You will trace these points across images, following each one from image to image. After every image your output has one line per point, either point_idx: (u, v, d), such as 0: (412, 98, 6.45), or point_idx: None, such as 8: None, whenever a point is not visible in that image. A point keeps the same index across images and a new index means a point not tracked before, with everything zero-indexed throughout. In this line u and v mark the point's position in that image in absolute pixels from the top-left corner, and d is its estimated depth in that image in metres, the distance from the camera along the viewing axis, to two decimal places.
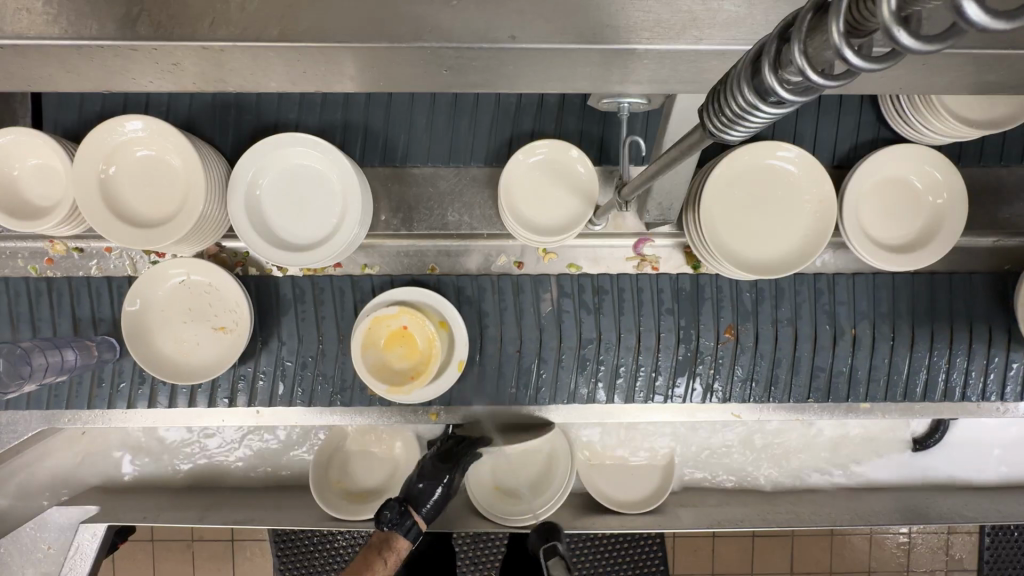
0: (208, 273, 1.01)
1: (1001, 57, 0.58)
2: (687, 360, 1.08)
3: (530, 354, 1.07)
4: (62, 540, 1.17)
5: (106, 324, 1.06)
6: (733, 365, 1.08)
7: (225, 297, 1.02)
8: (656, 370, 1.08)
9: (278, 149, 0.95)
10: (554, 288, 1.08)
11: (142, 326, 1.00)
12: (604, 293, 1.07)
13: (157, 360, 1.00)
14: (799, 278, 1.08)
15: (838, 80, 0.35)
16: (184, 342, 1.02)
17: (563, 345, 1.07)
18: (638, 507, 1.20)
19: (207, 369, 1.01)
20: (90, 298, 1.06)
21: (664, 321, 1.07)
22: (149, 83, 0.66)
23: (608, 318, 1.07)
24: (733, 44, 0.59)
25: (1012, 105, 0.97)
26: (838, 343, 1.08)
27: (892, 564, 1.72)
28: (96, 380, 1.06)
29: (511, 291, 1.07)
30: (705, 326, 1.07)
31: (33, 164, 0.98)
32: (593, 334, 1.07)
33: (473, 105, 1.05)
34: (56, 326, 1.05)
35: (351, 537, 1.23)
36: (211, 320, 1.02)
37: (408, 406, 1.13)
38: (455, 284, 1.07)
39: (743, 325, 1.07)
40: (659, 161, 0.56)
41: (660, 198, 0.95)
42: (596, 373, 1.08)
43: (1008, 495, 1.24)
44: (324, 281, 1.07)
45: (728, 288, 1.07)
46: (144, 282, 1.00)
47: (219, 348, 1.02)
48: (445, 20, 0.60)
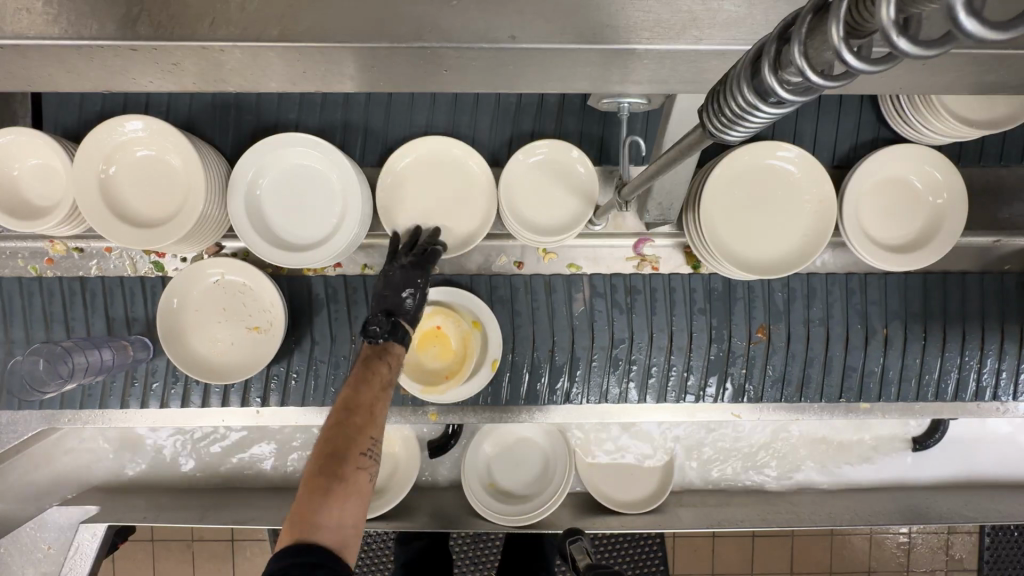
0: (244, 273, 1.02)
1: (1001, 57, 0.58)
2: (719, 359, 1.09)
3: (562, 354, 1.08)
4: (62, 540, 1.17)
5: (140, 324, 1.07)
6: (766, 367, 1.09)
7: (260, 298, 1.03)
8: (688, 369, 1.09)
9: (278, 149, 0.95)
10: (586, 288, 1.08)
11: (177, 326, 1.00)
12: (637, 292, 1.08)
13: (191, 360, 1.00)
14: (831, 278, 1.09)
15: (837, 80, 0.35)
16: (219, 342, 1.02)
17: (596, 345, 1.07)
18: (639, 507, 1.20)
19: (241, 369, 1.01)
20: (123, 299, 1.06)
21: (696, 321, 1.07)
22: (149, 83, 0.66)
23: (640, 318, 1.08)
24: (733, 44, 0.59)
25: (1012, 104, 0.97)
26: (870, 342, 1.08)
27: (892, 564, 1.72)
28: (130, 380, 1.07)
29: (543, 290, 1.08)
30: (738, 325, 1.08)
31: (33, 164, 0.98)
32: (625, 333, 1.07)
33: (473, 105, 1.05)
34: (91, 327, 1.06)
35: None
36: (245, 320, 1.02)
37: (407, 406, 1.12)
38: (487, 283, 1.07)
39: (775, 325, 1.08)
40: (659, 161, 0.57)
41: (660, 198, 0.95)
42: (628, 372, 1.08)
43: (1008, 494, 1.24)
44: (356, 281, 1.07)
45: (760, 286, 1.08)
46: (179, 282, 1.00)
47: (254, 348, 1.02)
48: (445, 20, 0.60)
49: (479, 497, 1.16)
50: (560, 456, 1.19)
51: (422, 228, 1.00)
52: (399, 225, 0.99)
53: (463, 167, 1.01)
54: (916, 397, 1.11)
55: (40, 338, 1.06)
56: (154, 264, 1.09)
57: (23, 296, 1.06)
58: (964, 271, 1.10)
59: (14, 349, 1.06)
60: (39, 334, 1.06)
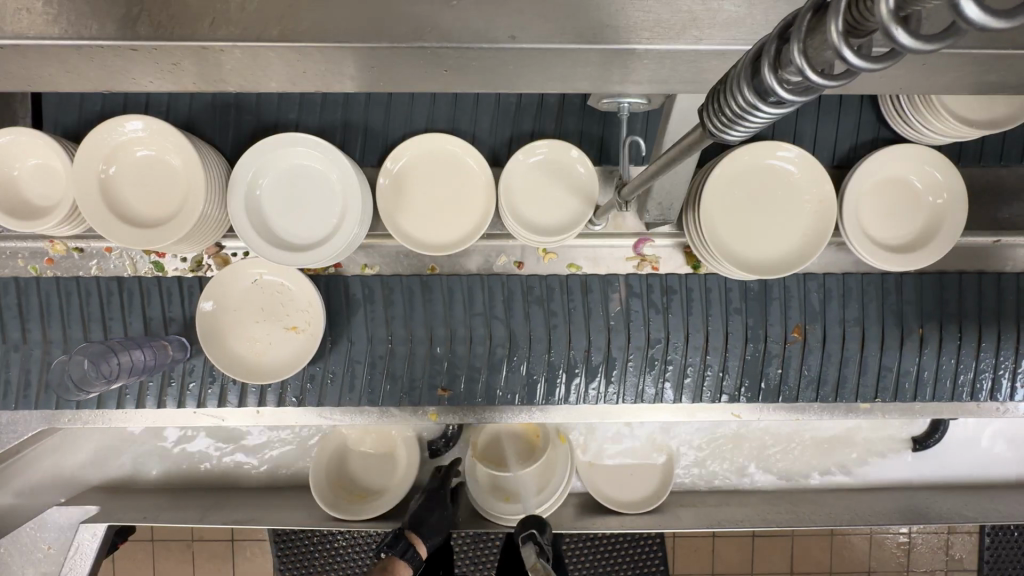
0: (282, 273, 1.03)
1: (1001, 57, 0.58)
2: (755, 359, 1.08)
3: (598, 354, 1.07)
4: (62, 540, 1.17)
5: (177, 324, 1.07)
6: (802, 373, 1.09)
7: (297, 297, 1.03)
8: (724, 369, 1.09)
9: (278, 150, 0.96)
10: (622, 288, 1.08)
11: (217, 327, 1.01)
12: (672, 292, 1.08)
13: (231, 360, 1.01)
14: (867, 279, 1.09)
15: (838, 80, 0.35)
16: (257, 342, 1.03)
17: (631, 346, 1.07)
18: (635, 508, 1.20)
19: (279, 369, 1.02)
20: (161, 299, 1.06)
21: (732, 320, 1.07)
22: (149, 83, 0.66)
23: (676, 318, 1.07)
24: (733, 44, 0.59)
25: (1012, 105, 0.97)
26: (905, 343, 1.08)
27: (892, 564, 1.72)
28: (167, 380, 1.07)
29: (579, 290, 1.08)
30: (774, 325, 1.08)
31: (33, 164, 0.98)
32: (661, 334, 1.07)
33: (473, 105, 1.05)
34: (128, 327, 1.06)
35: (350, 537, 1.23)
36: (283, 320, 1.03)
37: (407, 407, 1.11)
38: (524, 284, 1.08)
39: (811, 325, 1.08)
40: (659, 161, 0.56)
41: (660, 198, 0.95)
42: (664, 372, 1.08)
43: (1008, 494, 1.24)
44: (393, 281, 1.07)
45: (795, 285, 1.08)
46: (218, 284, 1.01)
47: (292, 348, 1.03)
48: (445, 20, 0.60)
49: (479, 497, 1.18)
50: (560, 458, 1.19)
51: (424, 229, 1.00)
52: (399, 224, 0.99)
53: (463, 166, 1.02)
54: (921, 398, 1.11)
55: (39, 339, 1.06)
56: (154, 264, 1.08)
57: (22, 295, 1.06)
58: (999, 272, 1.10)
59: (13, 349, 1.06)
60: (39, 334, 1.06)
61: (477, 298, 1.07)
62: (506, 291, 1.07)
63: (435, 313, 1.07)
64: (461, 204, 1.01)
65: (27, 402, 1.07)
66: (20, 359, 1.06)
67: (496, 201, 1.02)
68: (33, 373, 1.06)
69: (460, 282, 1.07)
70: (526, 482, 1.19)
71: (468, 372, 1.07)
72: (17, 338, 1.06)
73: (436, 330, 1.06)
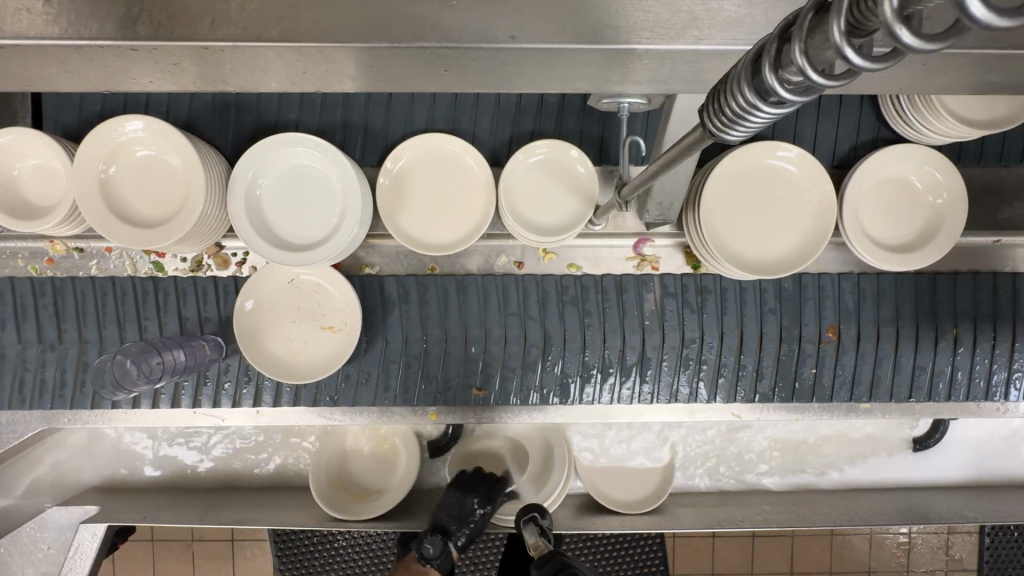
0: (320, 274, 1.03)
1: (1002, 57, 0.58)
2: (789, 358, 1.09)
3: (632, 354, 1.07)
4: (62, 540, 1.17)
5: (213, 324, 1.07)
6: (836, 373, 1.09)
7: (335, 298, 1.03)
8: (759, 370, 1.09)
9: (278, 150, 0.96)
10: (657, 288, 1.08)
11: (253, 327, 1.01)
12: (707, 292, 1.08)
13: (267, 360, 1.00)
14: (900, 279, 1.09)
15: (838, 80, 0.35)
16: (294, 342, 1.03)
17: (666, 346, 1.07)
18: (635, 507, 1.20)
19: (315, 370, 1.02)
20: (197, 299, 1.07)
21: (767, 320, 1.08)
22: (150, 83, 0.66)
23: (711, 318, 1.08)
24: (733, 44, 0.59)
25: (1012, 105, 0.97)
26: (940, 343, 1.08)
27: (892, 564, 1.72)
28: (203, 380, 1.07)
29: (614, 290, 1.08)
30: (808, 325, 1.08)
31: (33, 164, 0.98)
32: (696, 334, 1.07)
33: (473, 105, 1.05)
34: (163, 326, 1.06)
35: (350, 537, 1.23)
36: (320, 320, 1.03)
37: (406, 407, 1.11)
38: (559, 284, 1.08)
39: (845, 325, 1.08)
40: (659, 161, 0.56)
41: (660, 198, 0.95)
42: (698, 372, 1.08)
43: (1008, 494, 1.24)
44: (429, 280, 1.07)
45: (830, 284, 1.09)
46: (257, 282, 1.02)
47: (328, 348, 1.02)
48: (445, 20, 0.60)
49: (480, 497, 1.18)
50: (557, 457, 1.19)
51: (424, 229, 1.00)
52: (399, 224, 0.99)
53: (462, 166, 1.02)
54: (926, 398, 1.11)
55: (39, 339, 1.06)
56: (154, 264, 1.08)
57: (24, 295, 1.06)
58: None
59: (12, 349, 1.06)
60: (39, 334, 1.06)
61: (512, 297, 1.07)
62: (540, 291, 1.08)
63: (470, 313, 1.07)
64: (462, 204, 1.01)
65: (29, 402, 1.07)
66: (23, 358, 1.06)
67: (496, 202, 1.02)
68: (38, 372, 1.06)
69: (495, 284, 1.08)
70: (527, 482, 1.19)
71: (503, 372, 1.07)
72: (20, 338, 1.06)
73: (472, 330, 1.07)
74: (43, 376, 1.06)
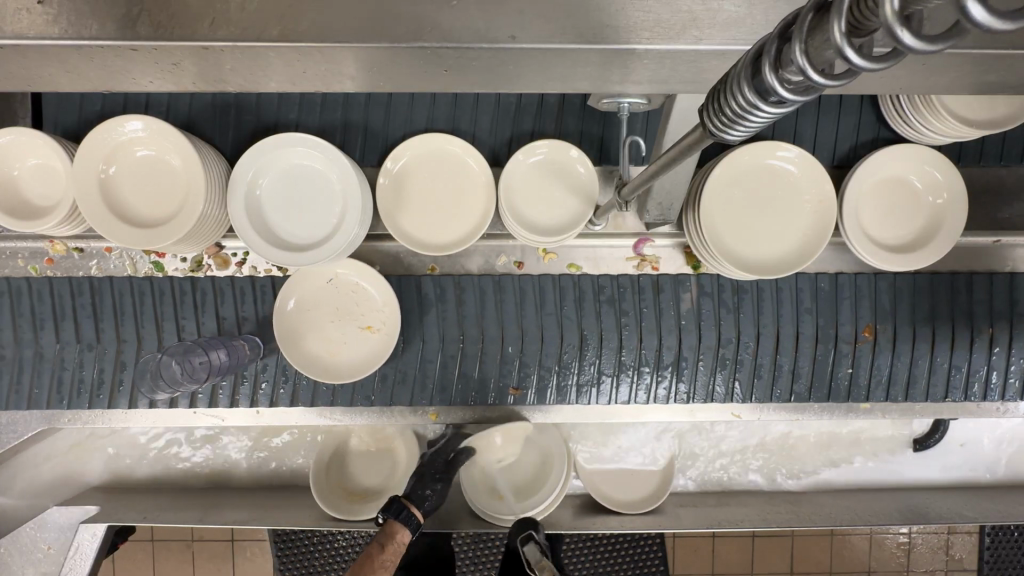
0: (359, 273, 1.03)
1: (1002, 57, 0.58)
2: (825, 359, 1.09)
3: (669, 353, 1.08)
4: (62, 540, 1.17)
5: (250, 324, 1.07)
6: (872, 374, 1.10)
7: (374, 298, 1.03)
8: (795, 369, 1.09)
9: (277, 149, 0.95)
10: (693, 287, 1.08)
11: (292, 326, 1.01)
12: (743, 292, 1.08)
13: (306, 360, 1.01)
14: (936, 278, 1.09)
15: (838, 79, 0.35)
16: (332, 342, 1.03)
17: (702, 346, 1.08)
18: (637, 507, 1.20)
19: (357, 368, 1.02)
20: (234, 299, 1.07)
21: (803, 321, 1.08)
22: (149, 83, 0.66)
23: (747, 317, 1.08)
24: (733, 44, 0.59)
25: (1012, 105, 0.97)
26: (975, 343, 1.09)
27: (891, 564, 1.72)
28: (241, 379, 1.08)
29: (651, 290, 1.08)
30: (845, 325, 1.08)
31: (33, 164, 0.98)
32: (732, 333, 1.08)
33: (473, 104, 1.05)
34: (202, 326, 1.07)
35: (350, 537, 1.23)
36: (358, 320, 1.03)
37: (406, 407, 1.11)
38: (595, 284, 1.08)
39: (881, 325, 1.08)
40: (659, 161, 0.56)
41: (660, 198, 0.94)
42: (735, 372, 1.09)
43: (1008, 494, 1.24)
44: (466, 280, 1.08)
45: (866, 285, 1.09)
46: (299, 281, 1.03)
47: (368, 349, 1.03)
48: (445, 20, 0.60)
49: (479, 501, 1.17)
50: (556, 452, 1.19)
51: (424, 229, 1.00)
52: (399, 224, 0.99)
53: (462, 166, 1.02)
54: (928, 398, 1.11)
55: (39, 339, 1.06)
56: (154, 264, 1.08)
57: (29, 296, 1.06)
58: None
59: (11, 348, 1.06)
60: (39, 334, 1.06)
61: (549, 297, 1.08)
62: (576, 289, 1.08)
63: (507, 312, 1.07)
64: (461, 204, 1.01)
65: (29, 401, 1.07)
66: (26, 357, 1.06)
67: (496, 201, 1.02)
68: (71, 371, 1.07)
69: (531, 282, 1.08)
70: (529, 483, 1.19)
71: (540, 371, 1.08)
72: (23, 338, 1.06)
73: (509, 330, 1.07)
74: (46, 376, 1.06)
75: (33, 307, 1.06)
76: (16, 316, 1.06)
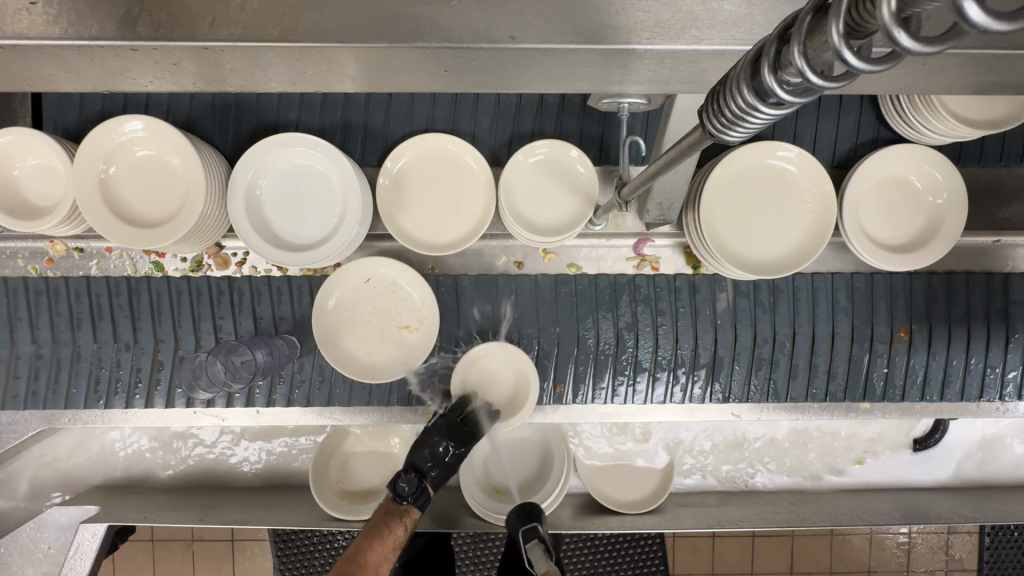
0: (397, 272, 1.02)
1: (1001, 57, 0.58)
2: (860, 360, 1.09)
3: (704, 354, 1.08)
4: (62, 540, 1.17)
5: (287, 324, 1.07)
6: (907, 375, 1.10)
7: (411, 297, 1.03)
8: (831, 370, 1.09)
9: (278, 149, 0.95)
10: (730, 288, 1.08)
11: (330, 327, 1.00)
12: (779, 292, 1.08)
13: (344, 360, 1.00)
14: (971, 278, 1.09)
15: (837, 81, 0.35)
16: (370, 342, 1.02)
17: (737, 346, 1.08)
18: (637, 508, 1.20)
19: (394, 368, 1.03)
20: (271, 298, 1.06)
21: (839, 321, 1.08)
22: (149, 82, 0.67)
23: (783, 317, 1.08)
24: (733, 44, 0.59)
25: (1012, 105, 0.97)
26: (1011, 343, 1.09)
27: (891, 564, 1.72)
28: (277, 380, 1.08)
29: (687, 290, 1.08)
30: (880, 325, 1.08)
31: (33, 164, 0.98)
32: (768, 333, 1.08)
33: (473, 104, 1.05)
34: (238, 327, 1.06)
35: (350, 537, 1.22)
36: (396, 319, 1.03)
37: (406, 407, 1.11)
38: (632, 284, 1.08)
39: (917, 326, 1.08)
40: (659, 161, 0.56)
41: (659, 198, 0.93)
42: (771, 372, 1.09)
43: (1009, 493, 1.24)
44: (502, 278, 1.08)
45: (901, 284, 1.09)
46: (338, 280, 1.00)
47: (405, 349, 1.03)
48: (445, 20, 0.60)
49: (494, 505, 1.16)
50: (557, 443, 1.19)
51: (423, 229, 1.00)
52: (399, 224, 1.00)
53: (462, 166, 1.02)
54: (927, 397, 1.12)
55: (38, 339, 1.06)
56: (154, 264, 1.08)
57: (27, 295, 1.05)
58: None
59: (10, 348, 1.05)
60: (38, 334, 1.06)
61: (585, 297, 1.07)
62: (612, 286, 1.07)
63: (543, 312, 1.07)
64: (461, 203, 1.01)
65: (29, 401, 1.07)
66: (25, 358, 1.06)
67: (496, 201, 1.02)
68: (108, 370, 1.06)
69: (567, 280, 1.08)
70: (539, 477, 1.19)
71: (577, 369, 1.08)
72: (26, 337, 1.06)
73: (546, 329, 1.07)
74: (60, 374, 1.06)
75: (70, 306, 1.06)
76: (13, 316, 1.05)
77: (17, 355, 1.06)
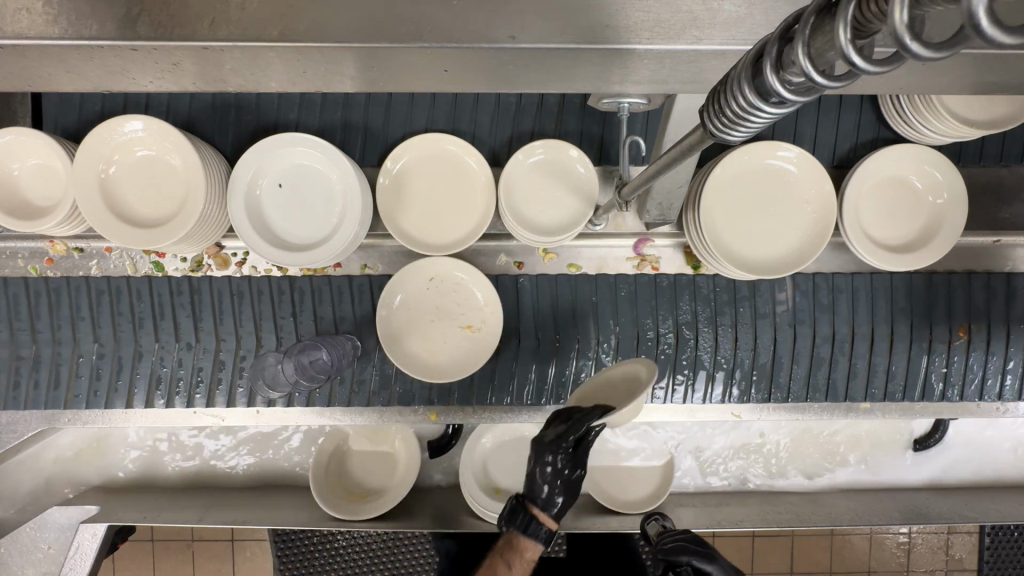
0: (461, 271, 1.01)
1: (1000, 57, 0.58)
2: (919, 359, 1.09)
3: (765, 353, 1.08)
4: (63, 540, 1.16)
5: (348, 323, 1.06)
6: (965, 375, 1.10)
7: (475, 297, 1.03)
8: (891, 370, 1.10)
9: (278, 149, 0.95)
10: (790, 286, 1.08)
11: (394, 328, 1.01)
12: (839, 291, 1.08)
13: (406, 360, 1.00)
14: (1004, 279, 1.09)
15: (840, 81, 0.35)
16: (431, 341, 1.02)
17: (798, 347, 1.08)
18: (637, 507, 1.20)
19: (457, 368, 1.01)
20: (332, 299, 1.06)
21: (898, 320, 1.08)
22: (148, 82, 0.67)
23: (843, 316, 1.08)
24: (732, 44, 0.59)
25: (1013, 104, 0.97)
26: None
27: (891, 564, 1.72)
28: (337, 382, 1.08)
29: (748, 291, 1.07)
30: (940, 326, 1.08)
31: (33, 164, 0.98)
32: (828, 330, 1.08)
33: (473, 103, 1.05)
34: (300, 327, 1.06)
35: (350, 538, 1.23)
36: (458, 319, 1.03)
37: (407, 406, 1.11)
38: (692, 284, 1.07)
39: (976, 326, 1.09)
40: (659, 161, 0.56)
41: (660, 198, 0.93)
42: (830, 372, 1.09)
43: (1010, 493, 1.24)
44: (560, 278, 1.08)
45: (958, 285, 1.09)
46: (401, 280, 1.01)
47: (467, 349, 1.02)
48: (445, 20, 0.60)
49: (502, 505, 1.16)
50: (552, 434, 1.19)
51: (424, 229, 1.01)
52: (399, 224, 1.00)
53: (463, 167, 1.02)
54: (932, 398, 1.12)
55: (40, 338, 1.06)
56: (154, 264, 1.08)
57: (28, 296, 1.05)
58: None
59: (10, 347, 1.05)
60: (39, 334, 1.05)
61: (643, 296, 1.07)
62: (673, 286, 1.08)
63: (604, 309, 1.07)
64: (461, 204, 1.01)
65: (29, 401, 1.06)
66: (25, 358, 1.06)
67: (496, 201, 1.02)
68: (170, 369, 1.07)
69: (627, 280, 1.07)
70: None
71: None
72: (27, 337, 1.05)
73: (607, 328, 1.07)
74: (62, 373, 1.06)
75: (111, 307, 1.05)
76: (14, 316, 1.05)
77: (21, 356, 1.06)
